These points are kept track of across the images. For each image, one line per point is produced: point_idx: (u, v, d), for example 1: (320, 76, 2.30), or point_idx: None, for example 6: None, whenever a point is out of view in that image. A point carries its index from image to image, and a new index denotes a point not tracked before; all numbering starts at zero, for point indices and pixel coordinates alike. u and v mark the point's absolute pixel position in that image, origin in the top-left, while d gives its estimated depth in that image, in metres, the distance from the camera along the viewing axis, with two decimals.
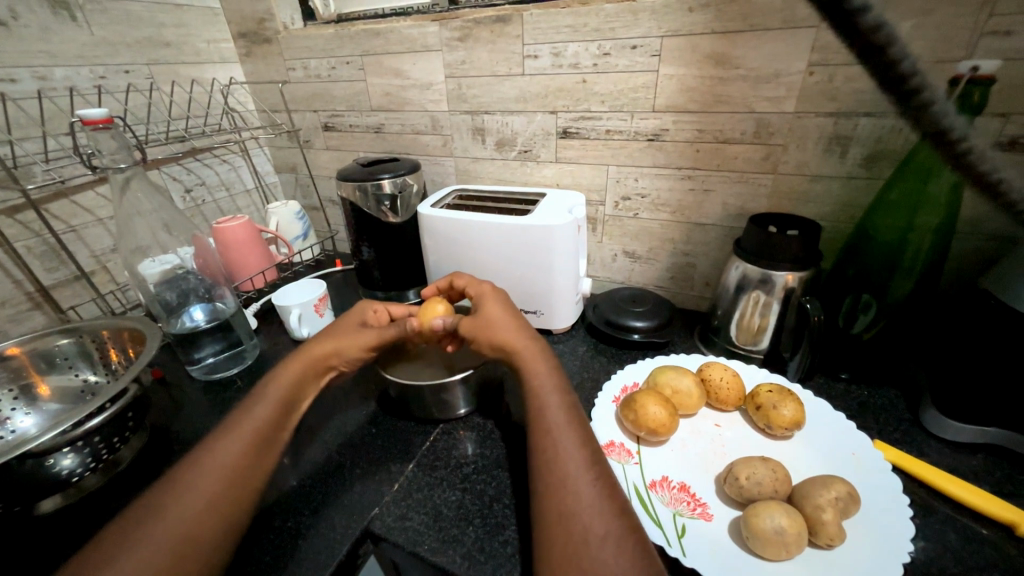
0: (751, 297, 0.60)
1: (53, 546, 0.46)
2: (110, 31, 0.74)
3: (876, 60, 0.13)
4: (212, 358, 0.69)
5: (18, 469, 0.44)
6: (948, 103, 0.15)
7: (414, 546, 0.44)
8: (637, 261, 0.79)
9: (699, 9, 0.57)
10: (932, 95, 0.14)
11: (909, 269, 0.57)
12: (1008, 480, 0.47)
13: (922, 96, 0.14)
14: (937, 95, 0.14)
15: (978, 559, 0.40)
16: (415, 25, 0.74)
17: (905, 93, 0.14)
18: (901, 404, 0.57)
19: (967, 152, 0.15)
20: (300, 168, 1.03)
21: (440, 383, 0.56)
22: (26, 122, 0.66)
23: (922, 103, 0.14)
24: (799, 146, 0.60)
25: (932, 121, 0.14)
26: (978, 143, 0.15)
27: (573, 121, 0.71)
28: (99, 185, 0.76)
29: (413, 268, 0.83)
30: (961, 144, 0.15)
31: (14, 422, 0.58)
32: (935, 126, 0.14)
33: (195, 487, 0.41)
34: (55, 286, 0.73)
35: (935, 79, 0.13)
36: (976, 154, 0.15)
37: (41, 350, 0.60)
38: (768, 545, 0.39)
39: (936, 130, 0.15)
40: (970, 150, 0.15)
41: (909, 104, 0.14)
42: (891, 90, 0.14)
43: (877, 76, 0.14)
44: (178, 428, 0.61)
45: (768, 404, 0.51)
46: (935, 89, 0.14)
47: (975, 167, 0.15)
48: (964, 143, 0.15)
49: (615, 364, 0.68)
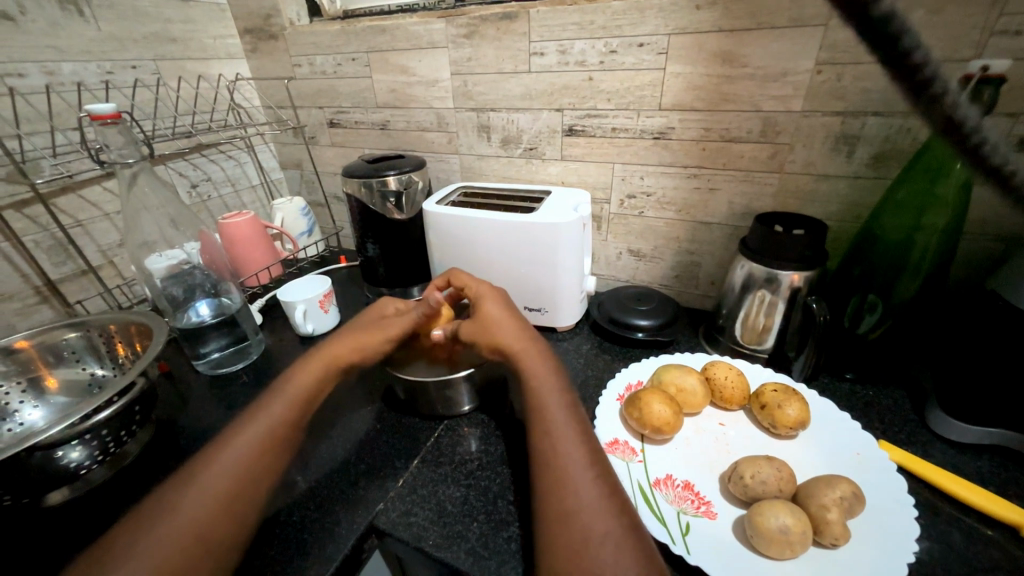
0: (757, 296, 0.60)
1: (62, 537, 0.47)
2: (117, 27, 0.74)
3: (889, 52, 0.13)
4: (217, 353, 0.69)
5: (28, 461, 0.44)
6: (962, 97, 0.15)
7: (419, 541, 0.44)
8: (642, 259, 0.79)
9: (707, 7, 0.57)
10: (945, 87, 0.14)
11: (915, 270, 0.57)
12: (1014, 481, 0.46)
13: (934, 88, 0.13)
14: (950, 88, 0.14)
15: (982, 560, 0.40)
16: (422, 21, 0.74)
17: (917, 84, 0.13)
18: (906, 404, 0.57)
19: (981, 146, 0.15)
20: (305, 164, 1.03)
21: (444, 379, 0.56)
22: (34, 118, 0.67)
23: (934, 95, 0.14)
24: (806, 145, 0.59)
25: (946, 115, 0.14)
26: (991, 136, 0.15)
27: (579, 118, 0.70)
28: (106, 180, 0.76)
29: (417, 265, 0.83)
30: (972, 138, 0.15)
31: (22, 415, 0.59)
32: (948, 119, 0.14)
33: (202, 481, 0.42)
34: (62, 280, 0.73)
35: (948, 73, 0.13)
36: (990, 146, 0.15)
37: (49, 343, 0.61)
38: (772, 543, 0.39)
39: (950, 124, 0.15)
40: (984, 143, 0.15)
41: (921, 97, 0.14)
42: (902, 83, 0.14)
43: (890, 68, 0.14)
44: (184, 422, 0.61)
45: (773, 403, 0.51)
46: (948, 82, 0.14)
47: (988, 160, 0.15)
48: (976, 136, 0.15)
49: (619, 362, 0.68)
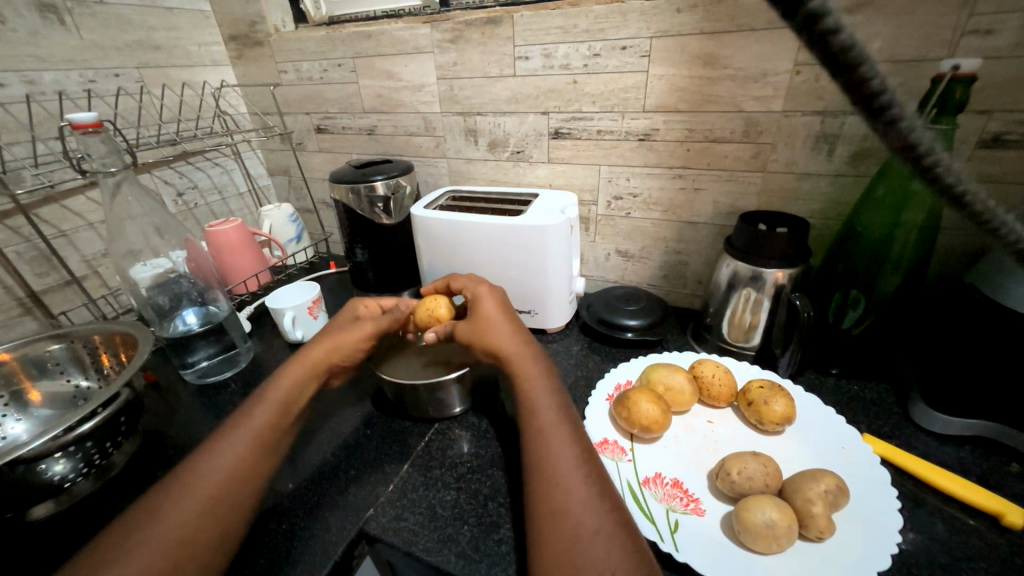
0: (743, 295, 0.60)
1: (48, 551, 0.46)
2: (99, 35, 0.73)
3: (848, 75, 0.14)
4: (206, 361, 0.69)
5: (10, 474, 0.44)
6: (917, 117, 0.15)
7: (410, 546, 0.44)
8: (630, 260, 0.79)
9: (687, 10, 0.58)
10: (897, 112, 0.14)
11: (896, 265, 0.58)
12: (995, 471, 0.47)
13: (890, 112, 0.14)
14: (905, 111, 0.15)
15: (965, 550, 0.41)
16: (407, 27, 0.74)
17: (875, 109, 0.14)
18: (890, 397, 0.58)
19: (933, 165, 0.16)
20: (293, 170, 1.03)
21: (435, 382, 0.56)
22: (14, 127, 0.66)
23: (889, 118, 0.15)
24: (788, 145, 0.60)
25: (902, 136, 0.15)
26: (943, 156, 0.16)
27: (565, 121, 0.71)
28: (89, 190, 0.75)
29: (407, 270, 0.83)
30: (926, 157, 0.16)
31: (5, 428, 0.58)
32: (904, 140, 0.15)
33: (200, 492, 0.41)
34: (45, 291, 0.72)
35: (901, 95, 0.14)
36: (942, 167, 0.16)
37: (32, 355, 0.60)
38: (760, 538, 0.39)
39: (906, 144, 0.16)
40: (935, 163, 0.16)
41: (877, 120, 0.15)
42: (861, 106, 0.15)
43: (849, 90, 0.14)
44: (172, 432, 0.60)
45: (760, 400, 0.52)
46: (903, 104, 0.15)
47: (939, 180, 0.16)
48: (929, 156, 0.16)
49: (609, 362, 0.68)
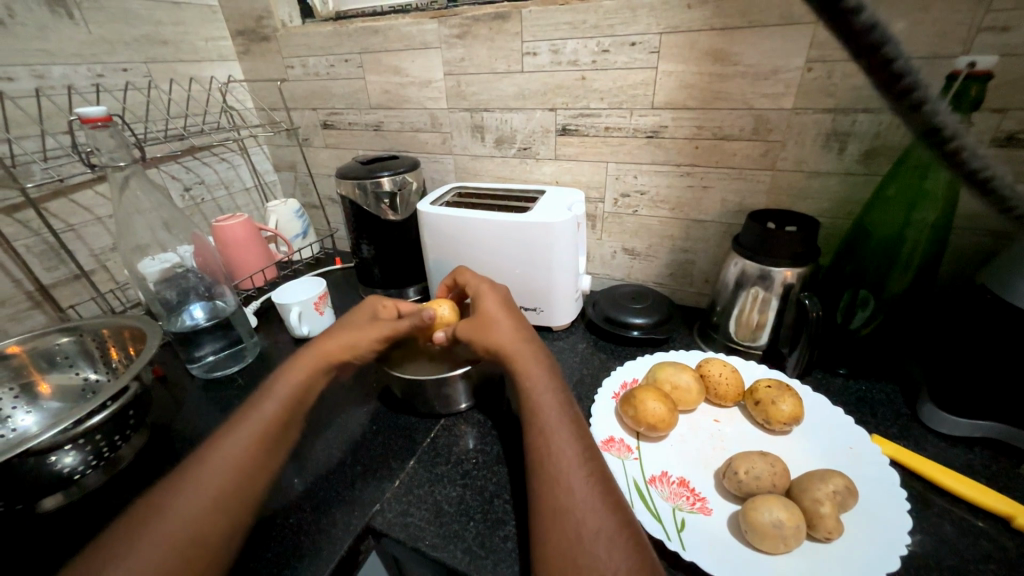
0: (750, 293, 0.60)
1: (58, 541, 0.47)
2: (107, 29, 0.74)
3: (872, 58, 0.13)
4: (212, 356, 0.69)
5: (21, 467, 0.44)
6: (942, 101, 0.15)
7: (416, 541, 0.44)
8: (636, 258, 0.79)
9: (697, 6, 0.57)
10: (928, 94, 0.14)
11: (906, 265, 0.58)
12: (1005, 473, 0.47)
13: (916, 94, 0.14)
14: (930, 94, 0.14)
15: (974, 552, 0.41)
16: (414, 22, 0.74)
17: (899, 93, 0.14)
18: (898, 398, 0.57)
19: (960, 151, 0.16)
20: (299, 166, 1.03)
21: (440, 378, 0.56)
22: (24, 121, 0.66)
23: (916, 101, 0.14)
24: (798, 143, 0.60)
25: (928, 118, 0.15)
26: (970, 142, 0.15)
27: (572, 118, 0.71)
28: (97, 184, 0.76)
29: (413, 266, 0.83)
30: (953, 142, 0.15)
31: (15, 420, 0.58)
32: (928, 123, 0.15)
33: (208, 483, 0.42)
34: (54, 284, 0.73)
35: (928, 77, 0.14)
36: (969, 152, 0.15)
37: (41, 348, 0.60)
38: (767, 538, 0.39)
39: (932, 128, 0.15)
40: (963, 148, 0.16)
41: (904, 103, 0.14)
42: (887, 90, 0.14)
43: (874, 74, 0.14)
44: (180, 426, 0.61)
45: (767, 399, 0.52)
46: (928, 88, 0.14)
47: (967, 165, 0.16)
48: (957, 141, 0.15)
49: (615, 360, 0.68)
